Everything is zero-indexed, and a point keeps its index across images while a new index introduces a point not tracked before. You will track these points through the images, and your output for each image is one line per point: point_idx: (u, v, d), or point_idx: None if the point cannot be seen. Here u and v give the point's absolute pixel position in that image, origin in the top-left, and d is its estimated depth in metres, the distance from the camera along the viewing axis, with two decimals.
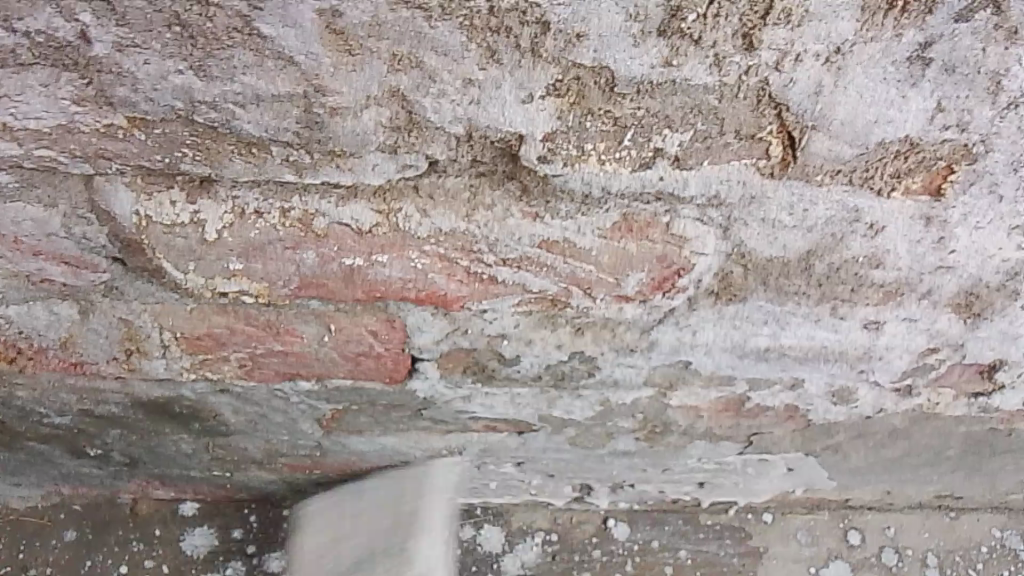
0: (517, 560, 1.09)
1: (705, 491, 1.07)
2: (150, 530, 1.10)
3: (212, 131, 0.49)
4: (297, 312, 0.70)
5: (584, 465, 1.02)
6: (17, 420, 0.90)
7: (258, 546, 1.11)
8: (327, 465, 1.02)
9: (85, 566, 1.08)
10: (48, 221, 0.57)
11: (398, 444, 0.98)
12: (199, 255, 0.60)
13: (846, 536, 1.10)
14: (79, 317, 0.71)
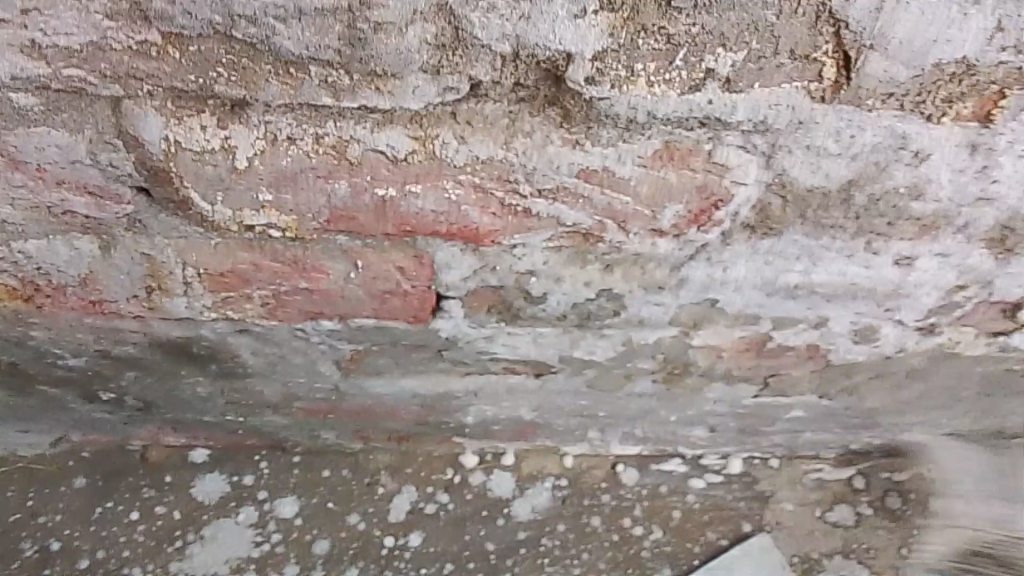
0: (528, 505, 1.07)
1: (713, 437, 1.05)
2: (162, 476, 1.09)
3: (250, 50, 0.47)
4: (325, 249, 0.69)
5: (602, 404, 1.00)
6: (32, 363, 0.89)
7: (270, 492, 1.08)
8: (342, 411, 1.02)
9: (97, 512, 1.07)
10: (73, 147, 0.55)
11: (418, 387, 0.97)
12: (229, 185, 0.58)
13: (851, 481, 1.07)
14: (101, 253, 0.68)
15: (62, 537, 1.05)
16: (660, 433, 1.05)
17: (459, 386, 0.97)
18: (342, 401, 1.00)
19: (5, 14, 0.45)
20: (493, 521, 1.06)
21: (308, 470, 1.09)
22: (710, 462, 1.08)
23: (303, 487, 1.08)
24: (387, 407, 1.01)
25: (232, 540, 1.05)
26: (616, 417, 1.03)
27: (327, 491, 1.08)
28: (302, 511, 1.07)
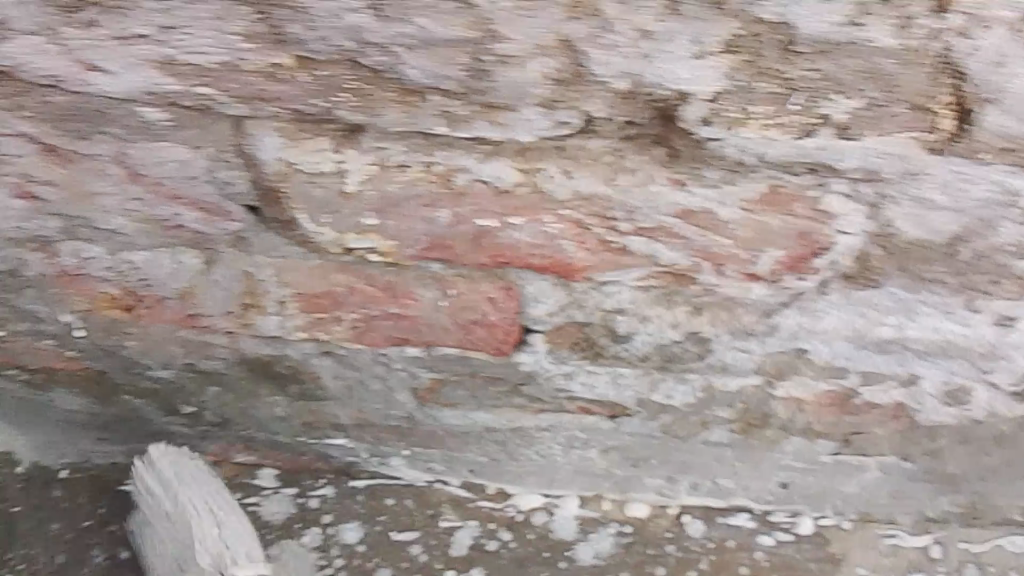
0: (592, 550, 1.00)
1: (786, 494, 0.99)
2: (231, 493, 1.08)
3: (373, 77, 0.48)
4: (418, 275, 0.70)
5: (674, 453, 0.97)
6: (121, 373, 0.91)
7: (334, 516, 1.04)
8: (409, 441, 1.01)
9: None
10: (192, 162, 0.56)
11: (491, 422, 0.97)
12: (336, 208, 0.60)
13: (928, 550, 0.97)
14: (203, 267, 0.70)
15: (131, 547, 1.03)
16: (733, 484, 0.99)
17: (527, 420, 0.96)
18: (411, 429, 1.00)
19: (145, 30, 0.47)
20: (552, 564, 0.99)
21: (371, 497, 1.06)
22: (779, 519, 1.00)
23: (367, 515, 1.04)
24: (455, 441, 1.00)
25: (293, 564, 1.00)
26: (688, 465, 0.99)
27: (390, 520, 1.04)
28: (366, 539, 1.02)
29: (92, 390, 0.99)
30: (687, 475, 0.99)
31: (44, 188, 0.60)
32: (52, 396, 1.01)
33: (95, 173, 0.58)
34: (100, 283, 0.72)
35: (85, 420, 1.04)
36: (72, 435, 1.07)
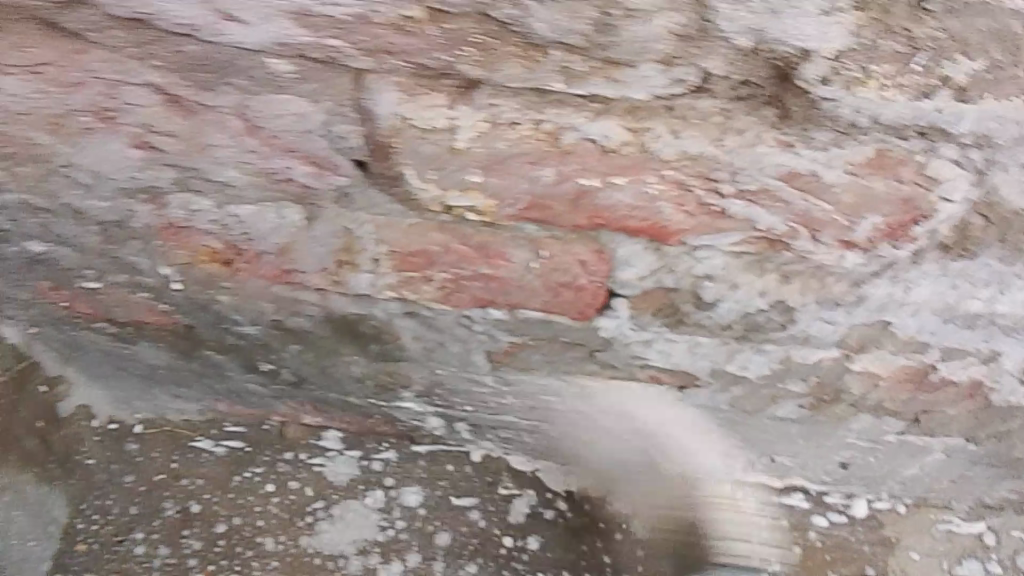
0: (646, 526, 1.05)
1: (843, 474, 1.02)
2: (297, 453, 1.15)
3: (499, 32, 0.49)
4: (512, 235, 0.71)
5: (732, 428, 0.99)
6: (208, 328, 0.94)
7: (396, 479, 1.12)
8: (475, 407, 1.05)
9: (235, 481, 1.13)
10: (309, 116, 0.58)
11: (558, 388, 0.98)
12: (443, 163, 0.61)
13: (982, 537, 1.01)
14: (304, 223, 0.72)
15: (201, 501, 1.11)
16: (790, 462, 1.02)
17: (597, 386, 0.97)
18: (483, 394, 1.02)
19: None
20: (608, 535, 1.07)
21: (433, 463, 1.14)
22: (834, 500, 1.04)
23: (428, 480, 1.12)
24: (520, 410, 1.03)
25: (359, 522, 1.10)
26: (748, 439, 1.01)
27: (450, 485, 1.12)
28: (425, 503, 1.11)
29: (175, 343, 1.01)
30: (744, 452, 1.02)
31: (162, 138, 0.62)
32: (136, 350, 1.04)
33: (216, 125, 0.60)
34: (205, 236, 0.75)
35: (163, 375, 1.10)
36: (151, 391, 1.13)
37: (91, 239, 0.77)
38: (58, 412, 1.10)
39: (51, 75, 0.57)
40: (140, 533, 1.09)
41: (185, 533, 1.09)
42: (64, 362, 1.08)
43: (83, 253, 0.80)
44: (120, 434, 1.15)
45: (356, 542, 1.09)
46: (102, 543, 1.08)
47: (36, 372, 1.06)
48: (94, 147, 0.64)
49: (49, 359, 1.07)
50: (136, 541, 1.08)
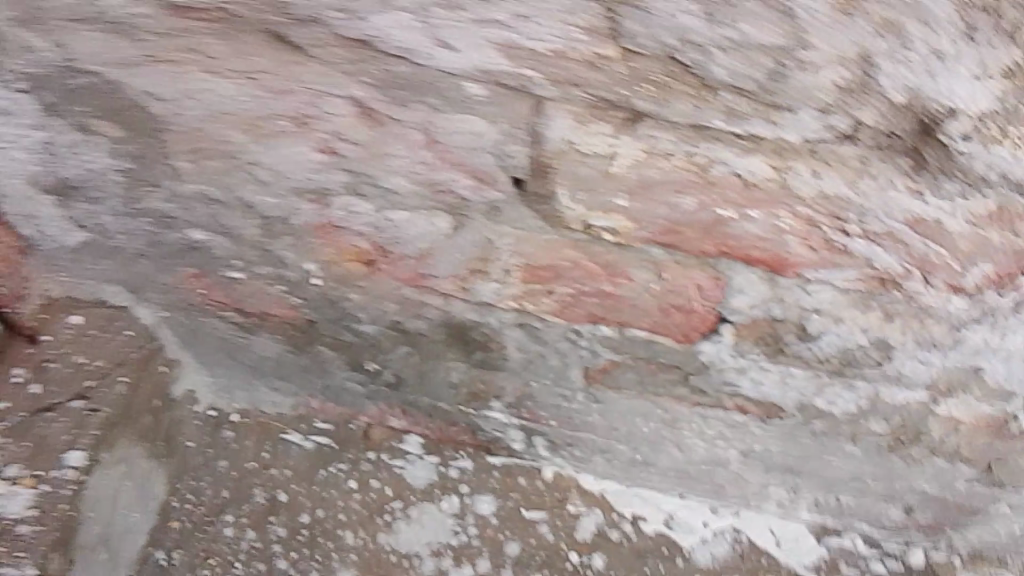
0: (707, 551, 1.14)
1: (904, 521, 1.09)
2: (378, 455, 1.21)
3: (679, 74, 0.55)
4: (636, 257, 0.76)
5: (803, 462, 1.05)
6: (328, 323, 1.02)
7: (471, 487, 1.19)
8: (559, 423, 1.11)
9: (321, 475, 1.20)
10: (485, 135, 0.65)
11: (642, 407, 1.03)
12: (596, 185, 0.68)
13: None
14: (449, 231, 0.79)
15: (288, 491, 1.18)
16: (853, 504, 1.09)
17: (683, 408, 1.02)
18: (570, 409, 1.08)
19: (501, 16, 0.54)
20: (671, 559, 1.13)
21: (506, 475, 1.20)
22: (892, 548, 1.13)
23: (500, 491, 1.19)
24: (602, 428, 1.09)
25: (434, 525, 1.16)
26: (819, 475, 1.07)
27: (521, 496, 1.18)
28: (499, 512, 1.17)
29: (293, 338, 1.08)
30: (808, 486, 1.09)
31: (346, 145, 0.69)
32: (253, 341, 1.11)
33: (398, 137, 0.67)
34: (355, 237, 0.82)
35: (267, 368, 1.16)
36: (253, 383, 1.19)
37: (252, 232, 0.84)
38: (169, 395, 1.15)
39: (266, 82, 0.64)
40: (230, 516, 1.15)
41: (270, 520, 1.16)
42: (183, 347, 1.14)
43: (237, 243, 0.87)
44: (215, 422, 1.21)
45: (430, 544, 1.15)
46: (194, 522, 1.14)
47: (160, 353, 1.12)
48: (281, 149, 0.71)
49: (172, 343, 1.13)
50: (226, 523, 1.15)
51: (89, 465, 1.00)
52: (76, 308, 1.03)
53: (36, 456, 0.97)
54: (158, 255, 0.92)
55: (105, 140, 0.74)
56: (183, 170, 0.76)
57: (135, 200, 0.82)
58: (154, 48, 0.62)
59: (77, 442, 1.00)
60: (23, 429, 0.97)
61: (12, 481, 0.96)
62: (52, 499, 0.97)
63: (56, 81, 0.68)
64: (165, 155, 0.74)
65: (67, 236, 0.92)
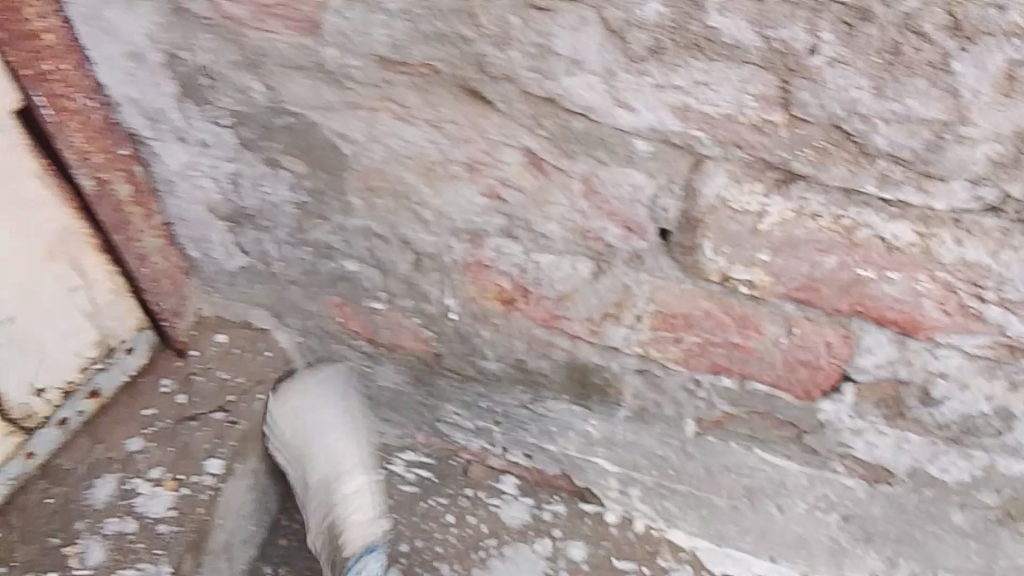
0: None
1: None
2: (474, 491, 1.23)
3: (841, 140, 0.60)
4: (770, 312, 0.81)
5: (909, 531, 1.05)
6: (453, 358, 1.05)
7: (565, 532, 1.20)
8: (662, 473, 1.12)
9: (421, 505, 1.22)
10: (643, 188, 0.71)
11: (751, 460, 1.05)
12: (742, 241, 0.72)
13: None
14: (590, 277, 0.84)
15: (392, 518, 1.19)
16: None
17: (793, 464, 1.03)
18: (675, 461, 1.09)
19: (681, 82, 0.60)
20: None
21: (598, 523, 1.21)
22: None
23: (592, 537, 1.20)
24: (703, 480, 1.10)
25: (528, 566, 1.17)
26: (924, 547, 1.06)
27: (613, 545, 1.19)
28: (590, 559, 1.18)
29: (415, 368, 1.10)
30: (908, 560, 1.08)
31: (511, 191, 0.76)
32: (376, 371, 1.14)
33: (561, 187, 0.74)
34: (500, 275, 0.88)
35: (377, 399, 1.18)
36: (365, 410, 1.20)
37: (403, 266, 0.91)
38: None
39: (448, 131, 0.72)
40: None
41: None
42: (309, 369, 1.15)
43: (385, 275, 0.94)
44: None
45: None
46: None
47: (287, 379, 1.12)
48: (450, 191, 0.78)
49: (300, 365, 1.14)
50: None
51: (226, 473, 1.04)
52: (223, 327, 1.12)
53: (178, 461, 1.03)
54: (310, 283, 1.00)
55: (290, 175, 0.83)
56: (355, 206, 0.84)
57: (303, 230, 0.90)
58: (357, 95, 0.71)
59: (217, 451, 1.05)
60: (168, 434, 1.05)
61: (157, 482, 1.01)
62: (191, 502, 1.01)
63: (258, 119, 0.76)
64: (342, 191, 0.82)
65: (229, 261, 1.00)
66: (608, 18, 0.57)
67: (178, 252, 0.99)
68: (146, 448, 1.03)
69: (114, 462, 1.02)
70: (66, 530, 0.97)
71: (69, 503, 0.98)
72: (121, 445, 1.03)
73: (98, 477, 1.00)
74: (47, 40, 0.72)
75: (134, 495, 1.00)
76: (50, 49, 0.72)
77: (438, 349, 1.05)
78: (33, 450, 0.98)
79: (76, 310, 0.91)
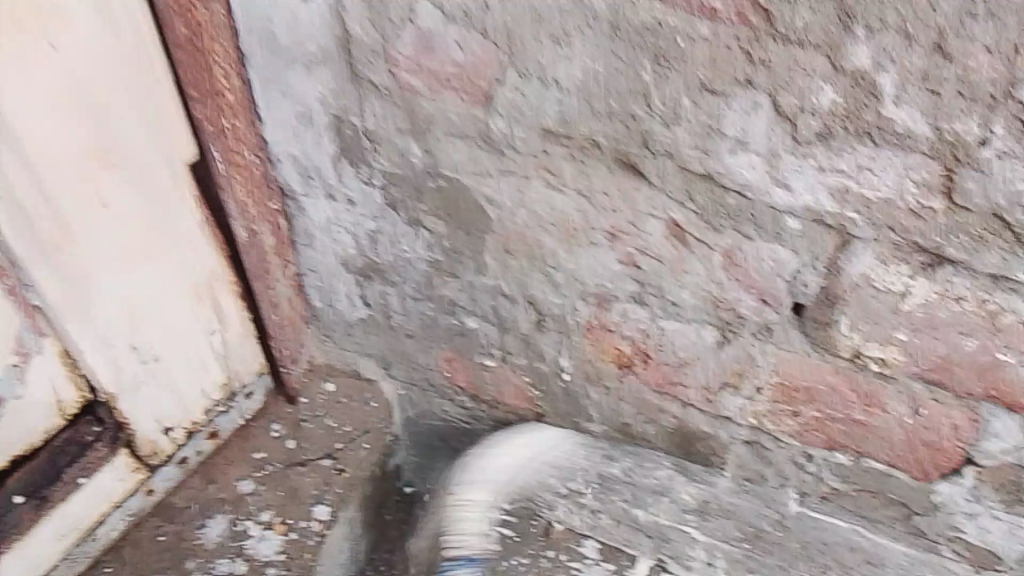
0: None
1: None
2: (554, 552, 1.18)
3: (1000, 228, 0.62)
4: (899, 390, 0.81)
5: None
6: (556, 415, 1.06)
7: None
8: (752, 544, 1.06)
9: (506, 564, 1.17)
10: (787, 263, 0.73)
11: (851, 531, 1.00)
12: (880, 319, 0.73)
13: None
14: (716, 346, 0.85)
15: None
16: None
17: (896, 543, 0.99)
18: (771, 533, 1.04)
19: (845, 165, 0.62)
20: None
21: None
22: None
23: None
24: (793, 553, 1.04)
25: None
26: None
27: None
28: None
29: (512, 428, 1.11)
30: None
31: (650, 259, 0.78)
32: (473, 427, 1.13)
33: (702, 258, 0.76)
34: (622, 339, 0.90)
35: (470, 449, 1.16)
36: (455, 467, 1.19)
37: (524, 325, 0.93)
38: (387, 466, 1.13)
39: (598, 200, 0.75)
40: None
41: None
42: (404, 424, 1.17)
43: (504, 331, 0.96)
44: (411, 500, 1.20)
45: None
46: None
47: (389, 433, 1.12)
48: (589, 257, 0.81)
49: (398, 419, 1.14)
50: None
51: (331, 520, 1.02)
52: (335, 375, 1.12)
53: (287, 504, 1.02)
54: (426, 337, 1.02)
55: (431, 235, 0.86)
56: (489, 266, 0.87)
57: (432, 286, 0.93)
58: (515, 164, 0.75)
59: (324, 497, 1.03)
60: (278, 477, 1.03)
61: (267, 525, 1.00)
62: (299, 546, 0.99)
63: (412, 180, 0.81)
64: (479, 251, 0.86)
65: (350, 312, 1.03)
66: (781, 104, 0.61)
67: (302, 298, 1.03)
68: (257, 490, 1.02)
69: (227, 503, 1.00)
70: (178, 567, 0.95)
71: (182, 540, 0.97)
72: (233, 486, 1.01)
73: (211, 515, 0.99)
74: (229, 98, 0.77)
75: (245, 536, 0.98)
76: (230, 107, 0.78)
77: (541, 407, 1.05)
78: (153, 487, 0.98)
79: (212, 350, 0.95)
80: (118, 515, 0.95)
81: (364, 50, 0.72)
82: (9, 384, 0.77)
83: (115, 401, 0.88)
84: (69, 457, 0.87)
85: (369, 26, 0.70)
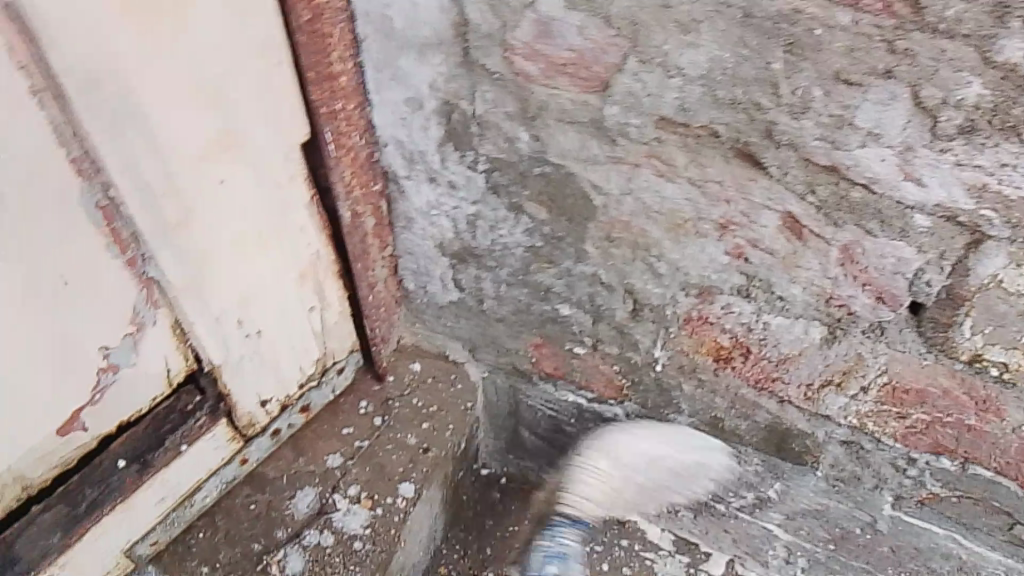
0: None
1: None
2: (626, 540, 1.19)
3: None
4: (1018, 396, 0.78)
5: None
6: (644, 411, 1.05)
7: None
8: (838, 546, 1.06)
9: None
10: (909, 262, 0.70)
11: (944, 538, 0.97)
12: (1006, 322, 0.70)
13: None
14: (822, 343, 0.83)
15: None
16: None
17: (992, 553, 0.96)
18: (858, 536, 1.03)
19: (985, 161, 0.60)
20: None
21: None
22: None
23: None
24: (877, 556, 1.05)
25: None
26: None
27: None
28: None
29: (596, 416, 1.08)
30: None
31: (760, 252, 0.76)
32: (558, 416, 1.11)
33: (817, 253, 0.74)
34: (722, 332, 0.87)
35: (552, 438, 1.15)
36: (536, 454, 1.20)
37: (620, 314, 0.92)
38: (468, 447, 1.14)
39: (711, 191, 0.73)
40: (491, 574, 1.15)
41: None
42: (487, 408, 1.15)
43: (597, 320, 0.94)
44: (489, 480, 1.23)
45: None
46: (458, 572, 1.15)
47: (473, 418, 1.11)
48: (695, 249, 0.79)
49: (481, 403, 1.13)
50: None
51: (417, 496, 1.02)
52: (421, 356, 1.13)
53: (374, 480, 1.02)
54: (516, 321, 1.01)
55: (531, 220, 0.85)
56: (590, 254, 0.86)
57: (528, 272, 0.92)
58: (626, 152, 0.74)
59: (410, 474, 1.03)
60: (367, 453, 1.04)
61: (353, 500, 1.00)
62: (385, 522, 0.99)
63: (516, 166, 0.80)
64: (581, 239, 0.85)
65: (441, 294, 1.03)
66: (922, 96, 0.58)
67: (396, 282, 1.03)
68: (346, 466, 1.03)
69: (316, 476, 1.01)
70: (269, 535, 0.96)
71: (272, 510, 0.98)
72: (322, 459, 1.03)
73: (301, 487, 1.00)
74: (342, 82, 0.78)
75: (332, 509, 0.99)
76: (342, 90, 0.78)
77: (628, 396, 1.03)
78: (248, 456, 0.99)
79: (310, 328, 0.96)
80: (214, 481, 0.96)
81: (480, 35, 0.71)
82: (124, 353, 0.79)
83: (218, 373, 0.89)
84: (170, 426, 0.88)
85: (486, 11, 0.69)
